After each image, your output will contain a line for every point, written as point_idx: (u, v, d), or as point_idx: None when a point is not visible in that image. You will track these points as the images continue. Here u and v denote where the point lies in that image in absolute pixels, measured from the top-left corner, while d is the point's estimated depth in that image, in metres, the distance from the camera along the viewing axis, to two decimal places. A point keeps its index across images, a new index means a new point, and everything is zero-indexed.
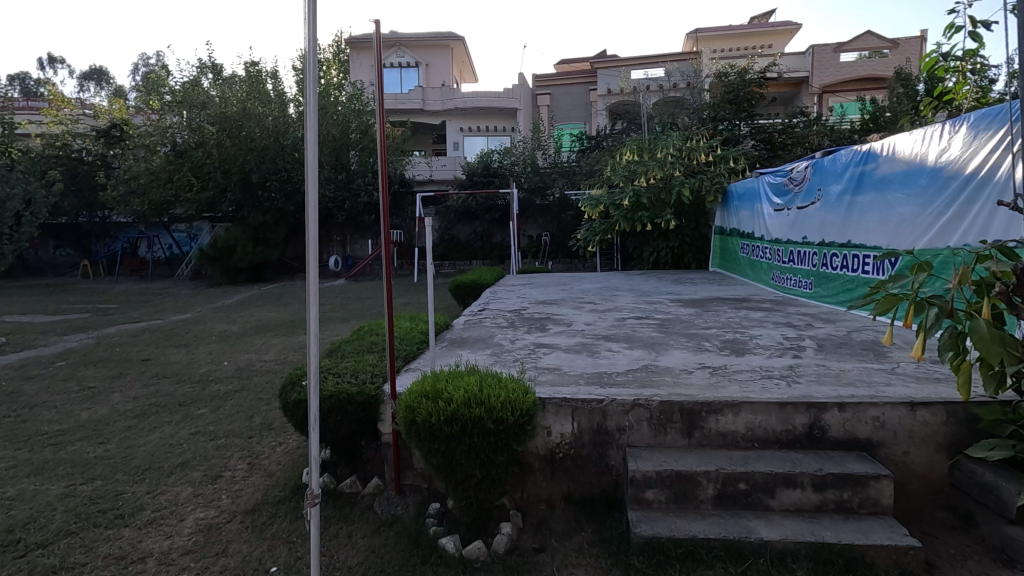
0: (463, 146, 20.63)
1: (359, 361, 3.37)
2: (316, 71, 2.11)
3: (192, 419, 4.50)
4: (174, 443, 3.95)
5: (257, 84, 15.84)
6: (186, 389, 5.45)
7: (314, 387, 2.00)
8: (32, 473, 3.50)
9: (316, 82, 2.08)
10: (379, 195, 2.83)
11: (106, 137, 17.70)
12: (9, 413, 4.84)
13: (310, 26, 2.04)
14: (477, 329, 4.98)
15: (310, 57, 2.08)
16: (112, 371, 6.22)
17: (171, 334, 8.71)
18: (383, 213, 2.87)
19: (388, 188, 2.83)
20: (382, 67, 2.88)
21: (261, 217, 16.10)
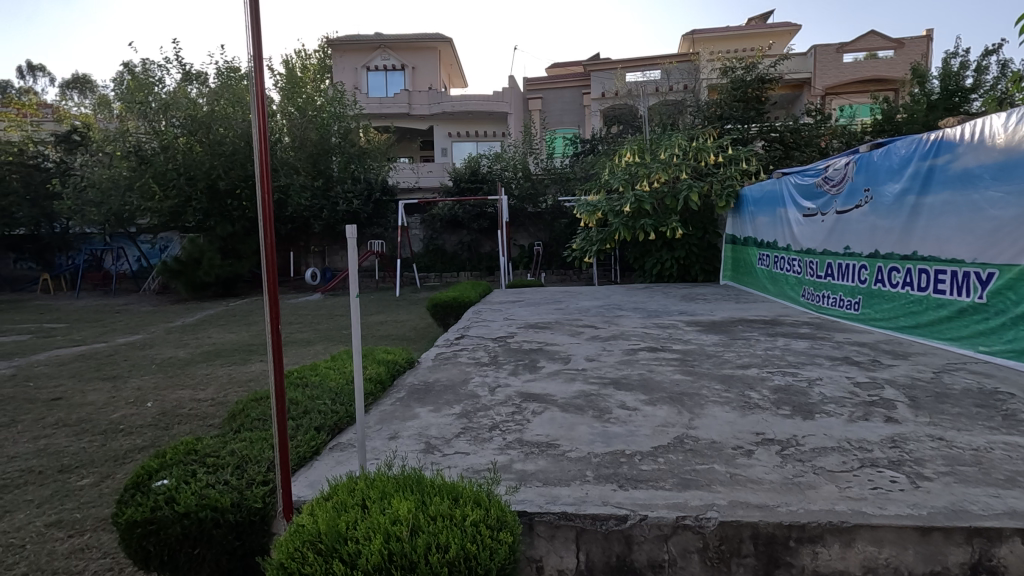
0: (452, 152, 19.58)
1: (259, 440, 2.28)
2: None
3: (60, 497, 3.32)
4: (14, 544, 2.79)
5: (230, 85, 14.62)
6: (84, 444, 4.28)
7: None
8: None
9: None
10: (261, 267, 1.78)
11: (65, 142, 16.88)
12: None
13: None
14: (448, 368, 3.87)
15: None
16: (4, 418, 5.02)
17: (108, 361, 7.48)
18: (267, 279, 1.80)
19: (272, 251, 1.79)
20: (259, 48, 1.84)
21: (230, 227, 14.97)
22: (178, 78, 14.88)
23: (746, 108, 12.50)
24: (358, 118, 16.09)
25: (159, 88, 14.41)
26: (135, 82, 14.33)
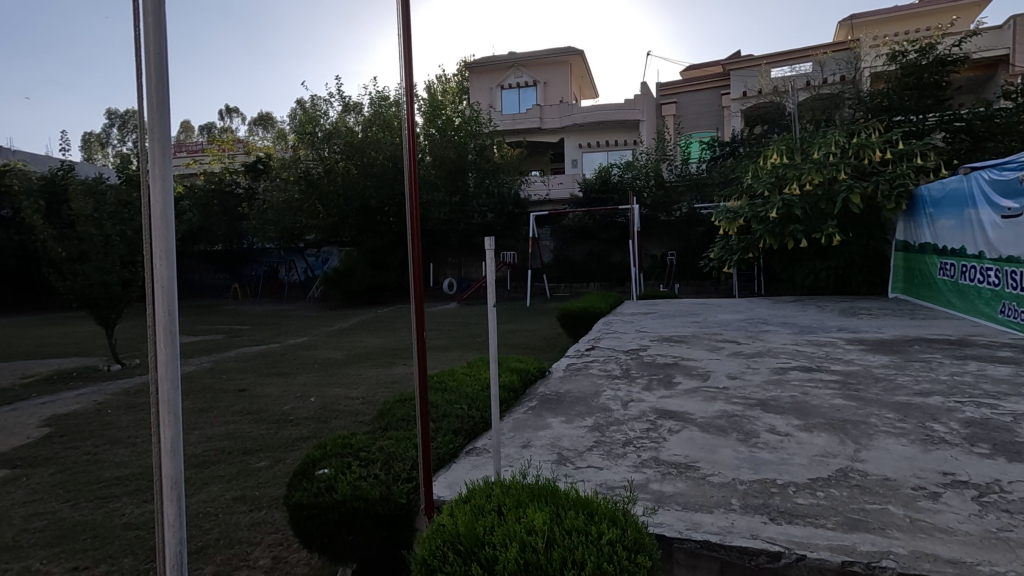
0: (582, 163, 19.61)
1: (403, 440, 2.43)
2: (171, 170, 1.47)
3: (244, 475, 3.86)
4: (208, 513, 3.29)
5: (382, 113, 16.18)
6: (262, 431, 4.93)
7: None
8: (52, 542, 3.04)
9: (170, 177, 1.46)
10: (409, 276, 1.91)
11: (252, 171, 19.51)
12: (88, 450, 4.58)
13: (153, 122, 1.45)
14: (579, 379, 3.84)
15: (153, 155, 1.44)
16: (203, 404, 5.97)
17: (280, 359, 8.58)
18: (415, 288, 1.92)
19: (420, 261, 1.91)
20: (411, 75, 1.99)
21: (379, 241, 16.43)
22: (337, 109, 16.78)
23: (922, 96, 10.89)
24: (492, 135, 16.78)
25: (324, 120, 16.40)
26: (304, 116, 16.48)
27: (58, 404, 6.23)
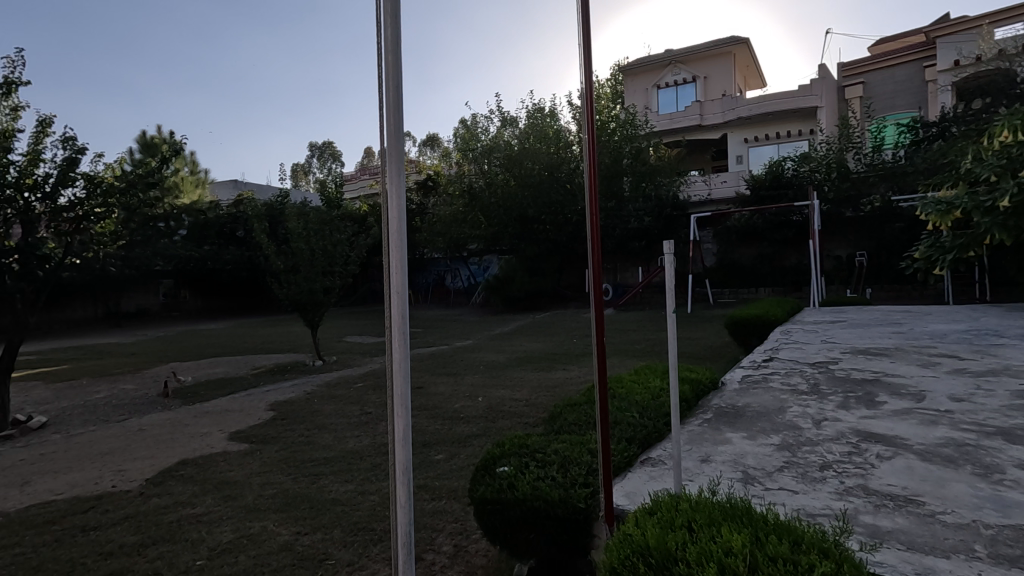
0: (748, 158, 18.18)
1: (578, 445, 2.45)
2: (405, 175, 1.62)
3: (424, 465, 4.25)
4: (398, 498, 3.68)
5: (538, 125, 16.79)
6: (438, 425, 5.37)
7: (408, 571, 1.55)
8: (281, 508, 3.62)
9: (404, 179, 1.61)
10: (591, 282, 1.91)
11: (424, 188, 21.34)
12: (303, 433, 5.39)
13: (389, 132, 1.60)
14: (757, 392, 3.54)
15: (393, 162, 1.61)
16: (388, 398, 6.68)
17: (450, 360, 9.28)
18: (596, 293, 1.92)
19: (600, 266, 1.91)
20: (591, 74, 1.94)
21: (537, 248, 16.96)
22: (496, 125, 17.80)
23: None
24: (649, 137, 16.37)
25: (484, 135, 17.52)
26: (467, 134, 17.79)
27: (279, 392, 7.45)
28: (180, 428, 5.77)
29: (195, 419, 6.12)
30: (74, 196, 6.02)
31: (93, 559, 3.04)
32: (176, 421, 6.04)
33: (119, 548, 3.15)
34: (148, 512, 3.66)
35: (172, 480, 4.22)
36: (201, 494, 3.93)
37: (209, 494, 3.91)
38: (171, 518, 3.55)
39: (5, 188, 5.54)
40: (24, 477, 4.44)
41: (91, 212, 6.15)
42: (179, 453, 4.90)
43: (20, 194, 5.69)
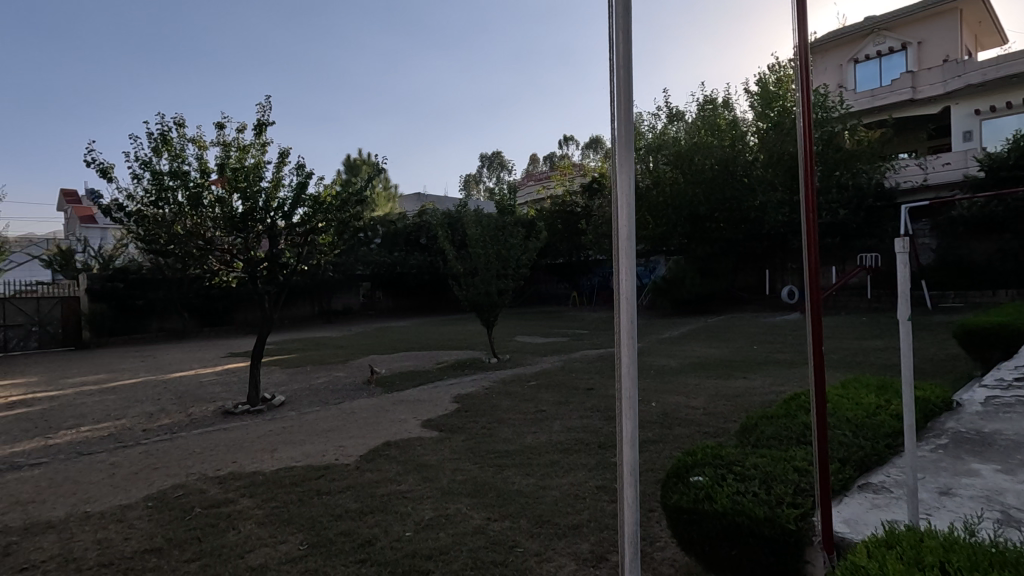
0: (979, 133, 14.96)
1: (780, 462, 2.27)
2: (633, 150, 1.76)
3: (602, 467, 4.31)
4: (578, 496, 3.79)
5: (711, 118, 15.88)
6: (611, 428, 5.38)
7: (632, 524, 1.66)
8: (471, 493, 3.95)
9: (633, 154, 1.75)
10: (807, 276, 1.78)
11: (590, 191, 21.38)
12: (485, 425, 5.80)
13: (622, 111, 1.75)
14: (1010, 418, 2.93)
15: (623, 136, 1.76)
16: (561, 397, 6.87)
17: (619, 363, 9.22)
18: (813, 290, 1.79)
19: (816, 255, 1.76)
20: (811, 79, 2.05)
21: (709, 248, 16.04)
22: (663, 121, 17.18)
23: None
24: (844, 119, 14.44)
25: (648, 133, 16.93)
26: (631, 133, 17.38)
27: (461, 386, 8.10)
28: (383, 413, 6.59)
29: (394, 406, 6.93)
30: (302, 214, 7.20)
31: (327, 519, 3.61)
32: (380, 407, 6.91)
33: (345, 512, 3.70)
34: (364, 484, 4.24)
35: (381, 458, 4.84)
36: (404, 473, 4.45)
37: (411, 474, 4.41)
38: (382, 492, 4.06)
39: (258, 209, 6.84)
40: (273, 445, 5.46)
41: (315, 226, 7.30)
42: (383, 436, 5.59)
43: (267, 214, 6.97)
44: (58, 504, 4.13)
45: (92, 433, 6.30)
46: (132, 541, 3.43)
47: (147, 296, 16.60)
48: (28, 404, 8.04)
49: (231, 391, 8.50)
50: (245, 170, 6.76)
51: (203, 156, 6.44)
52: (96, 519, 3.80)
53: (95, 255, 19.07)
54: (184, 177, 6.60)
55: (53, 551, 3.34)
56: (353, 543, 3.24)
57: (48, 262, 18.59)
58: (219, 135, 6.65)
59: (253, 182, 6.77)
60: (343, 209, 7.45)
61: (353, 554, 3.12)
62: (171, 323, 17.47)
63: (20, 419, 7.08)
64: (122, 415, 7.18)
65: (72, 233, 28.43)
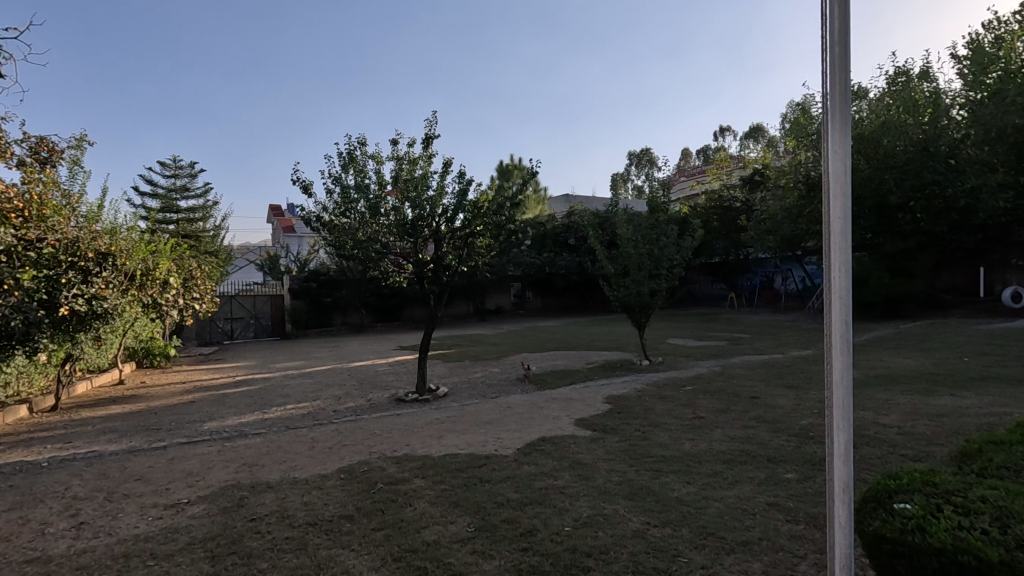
0: None
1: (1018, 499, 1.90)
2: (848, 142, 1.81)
3: (773, 483, 3.99)
4: (746, 511, 3.54)
5: (904, 92, 13.73)
6: (782, 442, 4.93)
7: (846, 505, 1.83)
8: (629, 495, 3.89)
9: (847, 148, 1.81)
10: None
11: (750, 184, 20.12)
12: (640, 428, 5.67)
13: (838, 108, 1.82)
14: None
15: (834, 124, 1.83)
16: (722, 405, 6.46)
17: (788, 371, 8.40)
18: None
19: None
20: None
21: (901, 243, 13.89)
22: None
23: None
24: None
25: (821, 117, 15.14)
26: (799, 119, 15.73)
27: (612, 387, 8.03)
28: (537, 409, 6.78)
29: (547, 403, 7.10)
30: (463, 219, 7.71)
31: (491, 505, 3.83)
32: (534, 403, 7.13)
33: (507, 501, 3.88)
34: (523, 476, 4.40)
35: (537, 453, 4.99)
36: (560, 469, 4.53)
37: (567, 471, 4.48)
38: (541, 485, 4.18)
39: (426, 215, 7.48)
40: (439, 432, 5.92)
41: (474, 230, 7.77)
42: (538, 431, 5.76)
43: (432, 220, 7.59)
44: (276, 468, 4.93)
45: (296, 410, 7.40)
46: (330, 506, 3.97)
47: (333, 294, 19.05)
48: (249, 383, 9.70)
49: (402, 381, 9.39)
50: (414, 180, 7.43)
51: (381, 170, 7.20)
52: (302, 484, 4.47)
53: (294, 259, 22.37)
54: (365, 190, 7.45)
55: (273, 506, 3.99)
56: (516, 531, 3.39)
57: (260, 266, 22.24)
58: (394, 151, 7.41)
59: (421, 191, 7.43)
60: (498, 212, 7.81)
61: (516, 542, 3.26)
62: (352, 319, 19.84)
63: (244, 395, 8.58)
64: (317, 396, 8.33)
65: (278, 240, 33.64)
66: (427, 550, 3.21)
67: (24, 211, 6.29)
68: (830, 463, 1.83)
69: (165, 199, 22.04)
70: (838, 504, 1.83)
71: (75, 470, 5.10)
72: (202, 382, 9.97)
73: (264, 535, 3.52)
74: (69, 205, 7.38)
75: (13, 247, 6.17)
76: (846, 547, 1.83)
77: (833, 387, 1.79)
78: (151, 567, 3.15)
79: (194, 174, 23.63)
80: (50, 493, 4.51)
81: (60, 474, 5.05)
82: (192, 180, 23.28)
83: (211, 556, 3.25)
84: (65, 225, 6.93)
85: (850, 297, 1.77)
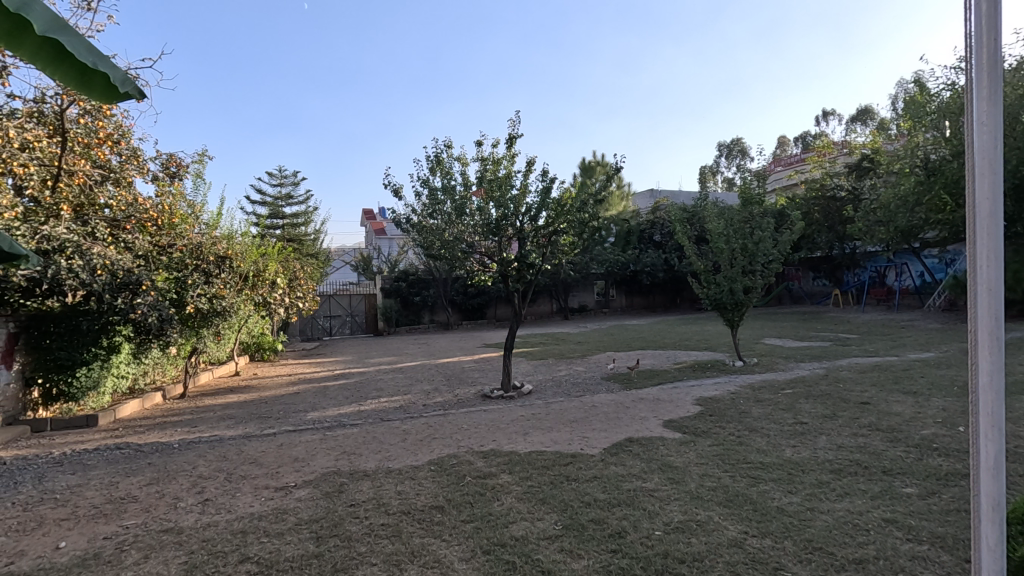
0: None
1: None
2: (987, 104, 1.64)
3: (891, 498, 3.63)
4: (859, 525, 3.26)
5: None
6: (900, 453, 4.47)
7: (988, 515, 1.64)
8: (724, 502, 3.70)
9: (983, 112, 1.65)
10: None
11: (857, 171, 18.55)
12: (735, 432, 5.38)
13: (982, 66, 1.64)
14: None
15: (973, 85, 1.67)
16: (827, 410, 5.98)
17: (905, 375, 7.63)
18: None
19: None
20: None
21: None
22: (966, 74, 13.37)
23: None
24: None
25: (943, 91, 13.49)
26: (915, 96, 14.14)
27: (704, 388, 7.69)
28: (624, 409, 6.65)
29: (635, 403, 6.94)
30: (546, 217, 7.70)
31: (578, 504, 3.80)
32: (621, 403, 7.00)
33: (595, 501, 3.83)
34: (611, 476, 4.33)
35: (625, 454, 4.88)
36: (649, 471, 4.41)
37: (656, 473, 4.35)
38: (629, 487, 4.08)
39: (509, 215, 7.55)
40: (526, 429, 5.96)
41: (558, 228, 7.73)
42: (626, 432, 5.65)
43: (515, 219, 7.65)
44: (371, 458, 5.19)
45: (389, 403, 7.78)
46: (422, 496, 4.12)
47: (422, 293, 19.78)
48: (347, 377, 10.31)
49: (488, 377, 9.57)
50: (498, 180, 7.54)
51: (466, 172, 7.39)
52: (396, 474, 4.67)
53: (386, 260, 23.55)
54: (451, 191, 7.70)
55: (369, 494, 4.21)
56: (605, 532, 3.34)
57: (356, 267, 23.62)
58: (478, 151, 7.57)
59: (505, 190, 7.52)
60: (582, 210, 7.75)
61: (605, 543, 3.21)
62: (439, 317, 20.58)
63: (343, 388, 9.13)
64: (408, 391, 8.71)
65: (371, 242, 35.62)
66: (515, 545, 3.23)
67: (157, 221, 7.09)
68: (977, 475, 1.66)
69: (272, 206, 24.07)
70: (987, 522, 1.64)
71: (200, 452, 5.67)
72: (305, 375, 10.72)
73: (362, 521, 3.71)
74: (194, 214, 8.24)
75: (149, 252, 7.01)
76: (996, 573, 1.63)
77: (980, 393, 1.62)
78: (264, 543, 3.44)
79: (297, 182, 25.60)
80: (181, 471, 5.05)
81: (189, 454, 5.63)
82: (295, 188, 25.23)
83: (316, 537, 3.49)
84: (190, 231, 7.74)
85: (1003, 290, 1.57)
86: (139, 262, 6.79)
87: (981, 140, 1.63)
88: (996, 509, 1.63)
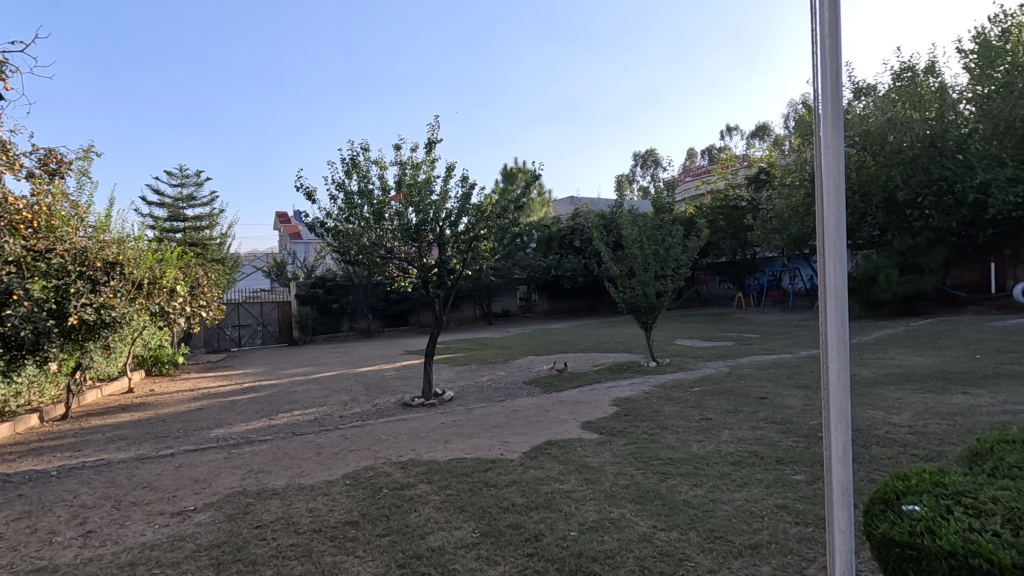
0: None
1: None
2: (833, 128, 1.84)
3: (783, 485, 3.94)
4: (755, 513, 3.50)
5: (909, 88, 13.64)
6: (791, 443, 4.86)
7: (843, 501, 1.80)
8: (636, 499, 3.84)
9: (828, 136, 1.85)
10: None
11: (756, 182, 19.73)
12: (647, 431, 5.61)
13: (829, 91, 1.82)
14: None
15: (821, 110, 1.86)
16: (730, 406, 6.39)
17: (798, 370, 8.32)
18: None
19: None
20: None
21: (912, 239, 13.76)
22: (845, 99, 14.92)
23: None
24: None
25: None
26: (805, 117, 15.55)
27: (621, 389, 7.97)
28: (545, 413, 6.75)
29: (556, 406, 7.07)
30: (466, 223, 7.69)
31: (497, 510, 3.80)
32: (542, 406, 7.11)
33: (513, 506, 3.85)
34: (529, 480, 4.37)
35: (544, 457, 4.96)
36: (566, 473, 4.50)
37: (573, 474, 4.44)
38: (547, 490, 4.15)
39: (429, 220, 7.47)
40: (447, 437, 5.89)
41: (478, 234, 7.73)
42: (546, 435, 5.74)
43: (436, 224, 7.59)
44: (282, 476, 4.92)
45: (303, 416, 7.41)
46: (335, 512, 3.95)
47: (341, 299, 19.10)
48: (258, 389, 9.74)
49: (409, 386, 9.39)
50: (417, 185, 7.45)
51: (384, 176, 7.23)
52: (308, 490, 4.45)
53: (301, 266, 22.53)
54: (369, 196, 7.49)
55: (279, 513, 3.99)
56: (521, 536, 3.36)
57: (270, 273, 22.44)
58: (397, 155, 7.44)
59: (424, 196, 7.45)
60: (503, 215, 7.79)
61: (522, 547, 3.23)
62: (359, 324, 19.98)
63: (252, 402, 8.61)
64: (324, 402, 8.35)
65: (286, 246, 33.93)
66: (432, 556, 3.18)
67: (33, 223, 6.38)
68: (831, 463, 1.83)
69: (172, 208, 22.32)
70: (840, 508, 1.81)
71: (84, 479, 5.13)
72: (210, 389, 10.00)
73: (268, 542, 3.51)
74: (78, 216, 7.49)
75: (22, 258, 6.27)
76: (849, 552, 1.80)
77: (831, 388, 1.80)
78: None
79: (201, 183, 23.90)
80: (59, 501, 4.53)
81: (71, 481, 5.08)
82: (199, 188, 23.55)
83: (217, 563, 3.25)
84: (73, 234, 7.02)
85: (847, 296, 1.75)
86: (9, 269, 6.06)
87: (828, 161, 1.82)
88: (849, 495, 1.80)
